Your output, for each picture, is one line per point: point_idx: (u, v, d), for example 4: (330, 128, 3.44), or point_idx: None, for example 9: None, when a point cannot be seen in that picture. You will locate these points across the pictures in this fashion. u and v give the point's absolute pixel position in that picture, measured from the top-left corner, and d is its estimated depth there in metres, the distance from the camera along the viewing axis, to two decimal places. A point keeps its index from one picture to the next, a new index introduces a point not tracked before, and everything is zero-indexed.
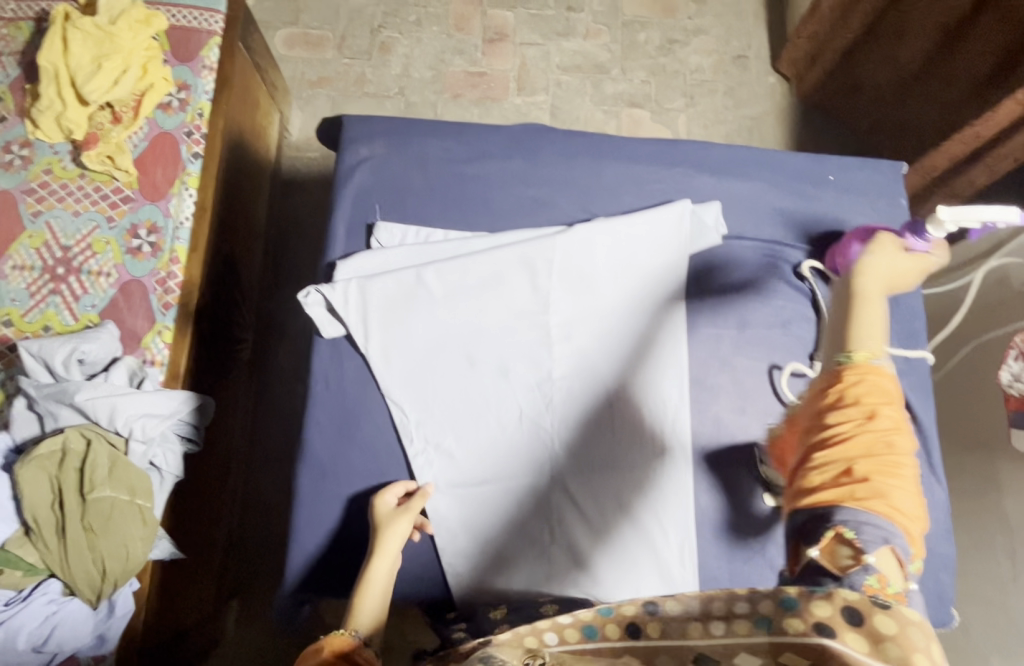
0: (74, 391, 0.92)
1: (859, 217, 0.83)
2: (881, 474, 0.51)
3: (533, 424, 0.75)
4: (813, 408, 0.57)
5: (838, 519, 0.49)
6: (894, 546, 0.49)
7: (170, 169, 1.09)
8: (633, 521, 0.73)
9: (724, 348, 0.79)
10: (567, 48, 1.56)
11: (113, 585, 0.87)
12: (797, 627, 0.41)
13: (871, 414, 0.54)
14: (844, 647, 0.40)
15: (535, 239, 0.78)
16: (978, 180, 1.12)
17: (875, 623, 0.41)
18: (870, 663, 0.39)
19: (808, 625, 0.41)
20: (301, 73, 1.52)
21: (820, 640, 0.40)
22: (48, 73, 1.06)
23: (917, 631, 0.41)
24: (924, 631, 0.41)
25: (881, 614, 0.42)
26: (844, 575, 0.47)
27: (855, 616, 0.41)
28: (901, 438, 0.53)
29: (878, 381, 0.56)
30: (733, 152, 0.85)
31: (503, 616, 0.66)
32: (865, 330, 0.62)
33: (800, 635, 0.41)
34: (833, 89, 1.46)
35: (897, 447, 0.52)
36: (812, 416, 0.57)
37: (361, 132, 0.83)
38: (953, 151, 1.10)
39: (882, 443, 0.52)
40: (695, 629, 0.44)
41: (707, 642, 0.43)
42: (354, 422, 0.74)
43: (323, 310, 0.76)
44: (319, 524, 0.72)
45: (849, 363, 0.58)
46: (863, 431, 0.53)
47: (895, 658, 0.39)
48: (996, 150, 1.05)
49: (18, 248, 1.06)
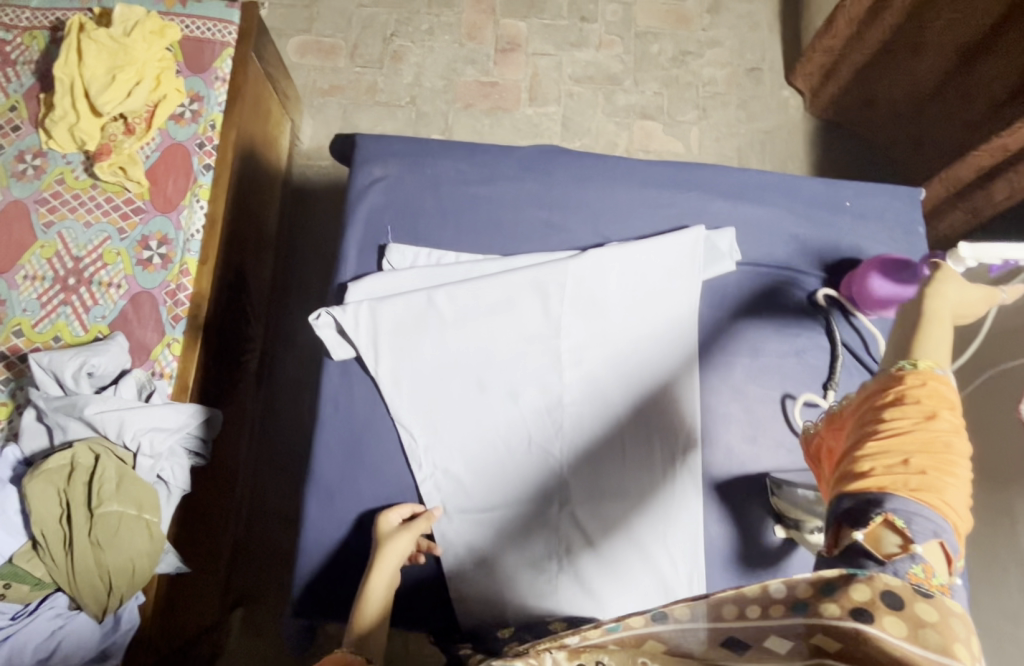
0: (84, 404, 0.92)
1: (875, 244, 0.82)
2: (938, 470, 0.48)
3: (542, 450, 0.74)
4: (870, 402, 0.54)
5: (888, 507, 0.47)
6: (943, 541, 0.47)
7: (181, 181, 1.09)
8: (643, 551, 0.72)
9: (736, 376, 0.78)
10: (579, 59, 1.55)
11: (119, 598, 0.87)
12: (833, 610, 0.39)
13: (933, 413, 0.50)
14: (882, 632, 0.38)
15: (547, 264, 0.77)
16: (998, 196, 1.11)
17: (917, 609, 0.39)
18: (910, 649, 0.37)
19: (843, 610, 0.38)
20: (313, 81, 1.52)
21: (855, 624, 0.38)
22: (63, 84, 1.07)
23: (958, 622, 0.39)
24: (965, 623, 0.39)
25: (922, 602, 0.39)
26: (887, 562, 0.45)
27: (896, 600, 0.39)
28: (960, 440, 0.50)
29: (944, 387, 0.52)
30: (749, 176, 0.84)
31: (512, 635, 0.67)
32: (934, 347, 0.56)
33: (835, 618, 0.38)
34: (848, 105, 1.45)
35: (956, 448, 0.49)
36: (867, 410, 0.54)
37: (374, 152, 0.83)
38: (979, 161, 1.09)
39: (942, 442, 0.49)
40: (730, 611, 0.43)
41: (741, 624, 0.42)
42: (362, 446, 0.74)
43: (333, 332, 0.75)
44: (324, 547, 0.72)
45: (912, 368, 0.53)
46: (922, 428, 0.50)
47: (935, 646, 0.37)
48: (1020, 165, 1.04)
49: (30, 258, 1.06)
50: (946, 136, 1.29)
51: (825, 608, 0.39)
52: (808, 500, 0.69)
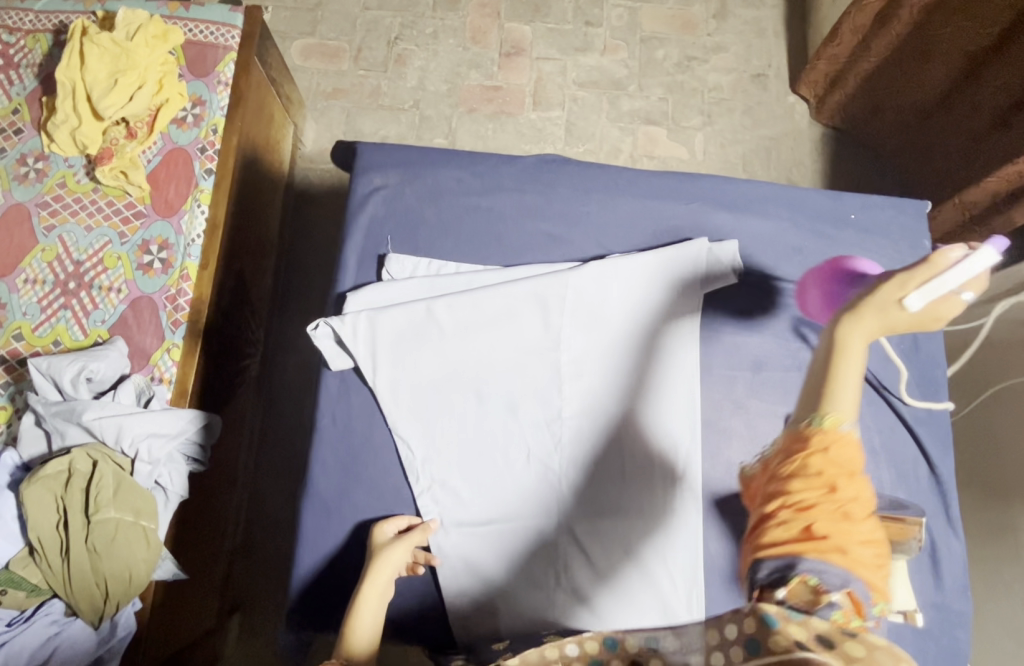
0: (83, 410, 0.92)
1: (880, 258, 0.81)
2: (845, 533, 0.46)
3: (541, 464, 0.74)
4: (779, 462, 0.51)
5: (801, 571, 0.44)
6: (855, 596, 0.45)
7: (183, 186, 1.09)
8: (641, 568, 0.72)
9: (738, 390, 0.77)
10: (584, 64, 1.54)
11: (115, 605, 0.87)
12: (781, 643, 0.40)
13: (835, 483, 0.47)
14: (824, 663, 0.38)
15: (548, 276, 0.76)
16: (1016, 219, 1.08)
17: (848, 646, 0.39)
18: None
19: (788, 641, 0.40)
20: (316, 85, 1.52)
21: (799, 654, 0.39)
22: (65, 87, 1.07)
23: (886, 655, 0.38)
24: (895, 656, 0.38)
25: (852, 640, 0.39)
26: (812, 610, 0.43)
27: (831, 638, 0.40)
28: (861, 504, 0.47)
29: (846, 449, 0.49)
30: (753, 189, 0.83)
31: (505, 648, 0.67)
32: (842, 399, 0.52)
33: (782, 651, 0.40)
34: (855, 113, 1.44)
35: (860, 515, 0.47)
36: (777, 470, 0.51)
37: (374, 161, 0.82)
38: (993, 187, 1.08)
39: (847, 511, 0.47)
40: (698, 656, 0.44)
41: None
42: (360, 458, 0.74)
43: (332, 343, 0.75)
44: (319, 560, 0.72)
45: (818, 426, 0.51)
46: (828, 499, 0.47)
47: None
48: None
49: (30, 261, 1.06)
50: (954, 144, 1.27)
51: (776, 643, 0.41)
52: None
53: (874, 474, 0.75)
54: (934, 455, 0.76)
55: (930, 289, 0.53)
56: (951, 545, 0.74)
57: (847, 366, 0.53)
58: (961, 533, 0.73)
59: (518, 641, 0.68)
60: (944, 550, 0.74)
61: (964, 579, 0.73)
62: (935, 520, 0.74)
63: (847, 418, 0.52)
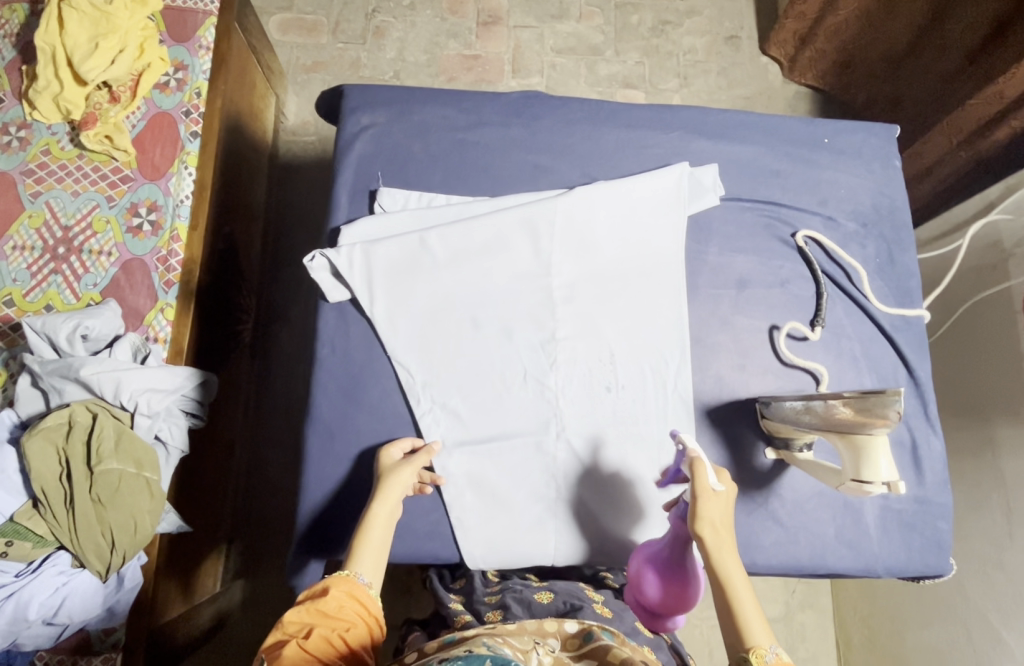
0: (78, 366, 0.89)
1: (853, 178, 0.85)
2: None
3: (537, 383, 0.76)
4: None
5: None
6: None
7: (168, 149, 1.07)
8: (637, 477, 0.75)
9: (724, 307, 0.81)
10: (560, 31, 1.56)
11: (122, 556, 0.86)
12: None
13: None
14: None
15: (537, 202, 0.79)
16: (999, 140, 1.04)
17: None
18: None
19: None
20: (296, 58, 1.51)
21: None
22: (45, 53, 1.03)
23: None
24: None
25: None
26: None
27: None
28: None
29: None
30: (730, 117, 0.86)
31: (496, 602, 0.69)
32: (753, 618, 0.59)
33: None
34: (827, 67, 1.47)
35: None
36: None
37: (361, 101, 0.83)
38: (978, 111, 1.03)
39: None
40: None
41: None
42: (360, 385, 0.76)
43: (328, 275, 0.77)
44: (325, 488, 0.74)
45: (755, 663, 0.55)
46: None
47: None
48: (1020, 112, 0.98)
49: (18, 228, 1.03)
50: (921, 91, 1.30)
51: None
52: (794, 411, 0.69)
53: (856, 379, 0.80)
54: (912, 359, 0.81)
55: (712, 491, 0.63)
56: (931, 441, 0.79)
57: (740, 596, 0.60)
58: (938, 428, 0.79)
59: (507, 591, 0.71)
60: (924, 446, 0.78)
61: (944, 473, 0.78)
62: (916, 419, 0.79)
63: (766, 645, 0.57)
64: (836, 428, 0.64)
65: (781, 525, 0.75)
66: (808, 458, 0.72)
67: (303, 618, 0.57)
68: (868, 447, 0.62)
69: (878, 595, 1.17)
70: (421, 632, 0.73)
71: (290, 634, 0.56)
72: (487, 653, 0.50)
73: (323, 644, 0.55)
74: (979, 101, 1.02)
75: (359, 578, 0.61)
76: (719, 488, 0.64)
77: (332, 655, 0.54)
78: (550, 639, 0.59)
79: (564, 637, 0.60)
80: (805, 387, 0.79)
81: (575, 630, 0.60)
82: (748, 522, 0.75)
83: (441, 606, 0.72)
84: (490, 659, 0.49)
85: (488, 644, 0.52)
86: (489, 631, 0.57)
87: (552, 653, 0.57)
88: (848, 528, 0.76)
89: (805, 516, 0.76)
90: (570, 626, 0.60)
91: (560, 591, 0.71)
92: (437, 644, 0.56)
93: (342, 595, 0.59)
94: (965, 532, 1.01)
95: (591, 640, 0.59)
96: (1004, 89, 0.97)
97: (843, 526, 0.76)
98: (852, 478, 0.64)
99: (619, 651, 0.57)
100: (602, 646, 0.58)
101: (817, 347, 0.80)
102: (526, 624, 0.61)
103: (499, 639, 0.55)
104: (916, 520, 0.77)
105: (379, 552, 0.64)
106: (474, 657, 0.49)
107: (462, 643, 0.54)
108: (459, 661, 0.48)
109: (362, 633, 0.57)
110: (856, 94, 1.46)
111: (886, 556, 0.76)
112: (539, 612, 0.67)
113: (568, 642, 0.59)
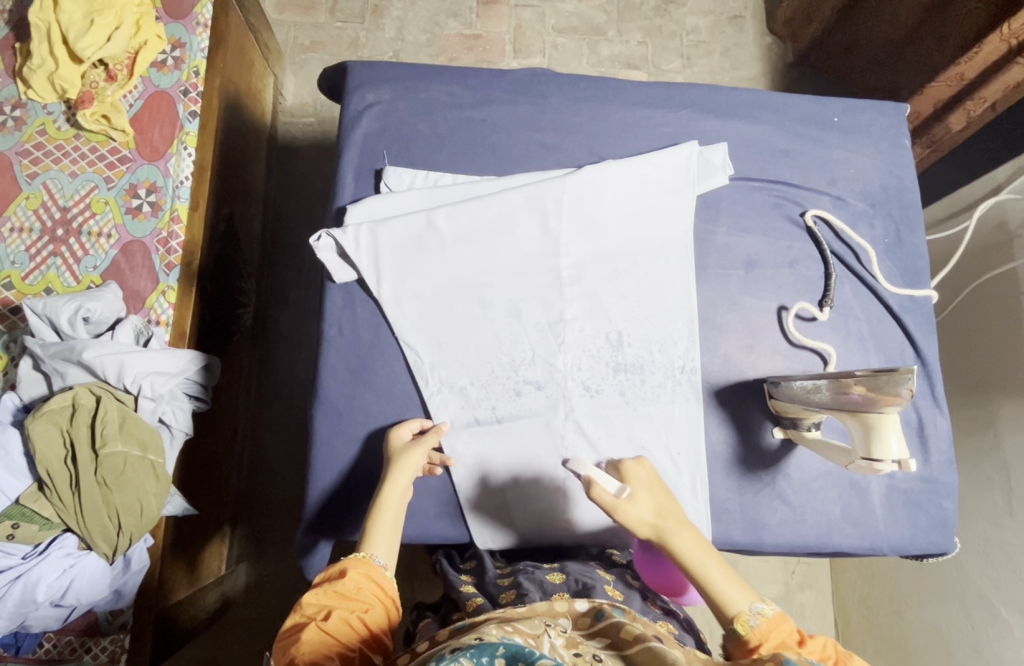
0: (81, 348, 0.87)
1: (861, 157, 0.85)
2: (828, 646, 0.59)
3: (546, 364, 0.76)
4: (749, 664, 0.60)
5: None
6: None
7: (167, 129, 1.02)
8: (645, 456, 0.75)
9: (732, 287, 0.81)
10: (562, 10, 1.52)
11: (129, 539, 0.84)
12: None
13: (799, 639, 0.60)
14: None
15: (546, 181, 0.78)
16: (955, 127, 1.09)
17: None
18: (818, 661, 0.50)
19: None
20: (294, 37, 1.47)
21: None
22: (39, 30, 0.97)
23: None
24: None
25: None
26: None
27: None
28: (815, 641, 0.60)
29: (775, 626, 0.60)
30: (737, 94, 0.85)
31: (509, 583, 0.69)
32: (727, 585, 0.62)
33: None
34: (829, 49, 1.44)
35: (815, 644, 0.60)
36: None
37: (365, 78, 0.82)
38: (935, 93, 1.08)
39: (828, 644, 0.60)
40: None
41: None
42: (369, 366, 0.76)
43: (334, 255, 0.76)
44: (335, 470, 0.74)
45: (749, 633, 0.59)
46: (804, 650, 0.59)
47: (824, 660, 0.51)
48: (978, 94, 1.02)
49: (15, 209, 0.98)
50: (918, 82, 1.23)
51: None
52: (803, 391, 0.70)
53: (863, 359, 0.80)
54: (919, 338, 0.81)
55: (621, 505, 0.63)
56: (937, 421, 0.80)
57: (707, 571, 0.62)
58: (943, 408, 0.80)
59: (520, 573, 0.71)
60: (931, 425, 0.80)
61: (949, 452, 0.79)
62: (922, 398, 0.80)
63: (746, 608, 0.60)
64: (848, 408, 0.64)
65: (787, 502, 0.76)
66: (817, 437, 0.72)
67: (321, 599, 0.57)
68: (880, 426, 0.62)
69: (876, 576, 1.19)
70: (432, 616, 0.73)
71: (309, 616, 0.56)
72: (498, 639, 0.47)
73: (344, 626, 0.55)
74: (938, 84, 1.05)
75: (375, 559, 0.61)
76: (631, 492, 0.64)
77: (352, 638, 0.55)
78: (561, 618, 0.57)
79: (575, 616, 0.58)
80: (813, 367, 0.79)
81: (586, 608, 0.58)
82: (755, 501, 0.76)
83: (451, 588, 0.71)
84: (503, 647, 0.45)
85: (499, 633, 0.49)
86: (497, 615, 0.55)
87: (565, 634, 0.54)
88: (854, 507, 0.77)
89: (812, 494, 0.77)
90: (580, 605, 0.59)
91: (571, 570, 0.70)
92: (446, 631, 0.53)
93: (359, 576, 0.59)
94: (965, 512, 1.02)
95: (603, 618, 0.57)
96: (965, 71, 1.01)
97: (850, 505, 0.77)
98: (863, 456, 0.64)
99: (632, 626, 0.55)
100: (615, 623, 0.55)
101: (825, 327, 0.80)
102: (536, 607, 0.58)
103: (510, 628, 0.51)
104: (919, 497, 0.78)
105: (392, 534, 0.65)
106: (485, 642, 0.46)
107: (473, 629, 0.51)
108: (470, 648, 0.45)
109: (380, 613, 0.58)
110: (856, 82, 1.41)
111: (892, 535, 0.77)
112: (552, 591, 0.67)
113: (579, 621, 0.57)
